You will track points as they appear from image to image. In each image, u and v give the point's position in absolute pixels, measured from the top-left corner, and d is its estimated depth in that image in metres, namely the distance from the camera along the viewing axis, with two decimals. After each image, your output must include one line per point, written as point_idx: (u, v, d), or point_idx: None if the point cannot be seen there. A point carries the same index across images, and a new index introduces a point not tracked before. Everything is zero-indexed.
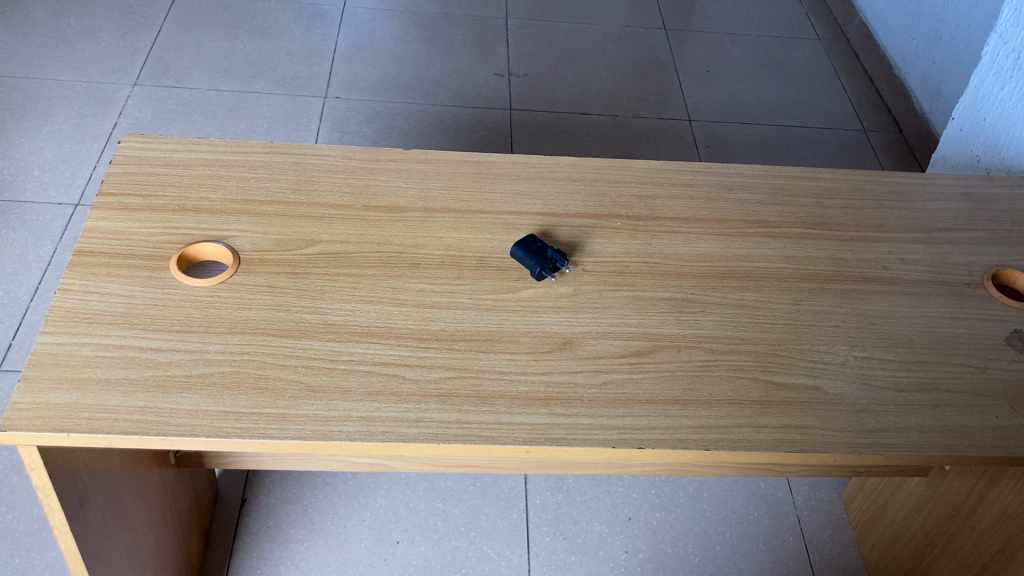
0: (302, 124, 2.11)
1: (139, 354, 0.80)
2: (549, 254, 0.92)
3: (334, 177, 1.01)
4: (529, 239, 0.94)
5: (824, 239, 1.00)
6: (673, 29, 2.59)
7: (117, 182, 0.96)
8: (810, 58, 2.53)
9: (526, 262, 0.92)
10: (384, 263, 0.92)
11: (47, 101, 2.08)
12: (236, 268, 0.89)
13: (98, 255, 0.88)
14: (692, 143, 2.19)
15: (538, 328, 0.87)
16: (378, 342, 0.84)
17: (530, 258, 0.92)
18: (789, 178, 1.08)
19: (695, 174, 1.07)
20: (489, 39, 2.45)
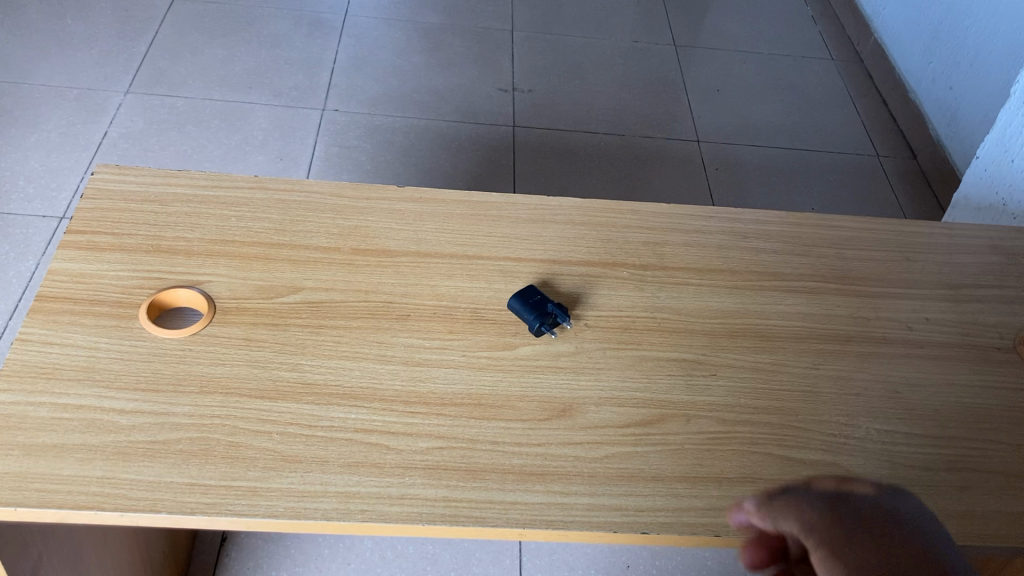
0: (298, 137, 2.04)
1: (100, 417, 0.74)
2: (549, 308, 0.86)
3: (321, 216, 0.94)
4: (528, 291, 0.87)
5: (843, 295, 0.93)
6: (683, 46, 2.52)
7: (87, 218, 0.90)
8: (823, 79, 2.47)
9: (524, 317, 0.85)
10: (371, 314, 0.85)
11: (36, 107, 2.02)
12: (211, 318, 0.82)
13: (62, 301, 0.82)
14: (700, 165, 2.12)
15: (535, 391, 0.80)
16: (361, 405, 0.77)
17: (529, 312, 0.85)
18: (807, 226, 1.01)
19: (708, 219, 1.00)
20: (494, 52, 2.39)
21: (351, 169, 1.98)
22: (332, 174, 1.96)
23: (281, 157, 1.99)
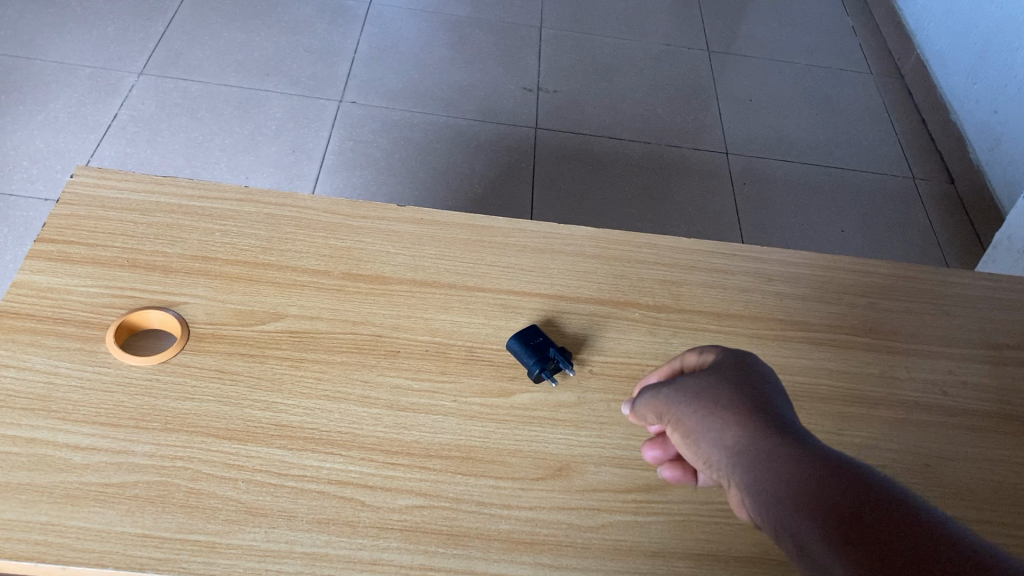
0: (313, 129, 1.97)
1: (51, 453, 0.67)
2: (551, 352, 0.78)
3: (313, 234, 0.88)
4: (530, 331, 0.80)
5: (873, 351, 0.86)
6: (717, 52, 2.44)
7: (61, 226, 0.83)
8: (860, 93, 2.38)
9: (523, 358, 0.78)
10: (357, 348, 0.78)
11: (46, 85, 1.96)
12: (184, 344, 0.76)
13: (24, 318, 0.75)
14: (728, 179, 2.04)
15: (530, 446, 0.74)
16: (338, 453, 0.71)
17: (529, 354, 0.78)
18: (838, 270, 0.94)
19: (730, 257, 0.93)
20: (521, 49, 2.31)
21: (365, 166, 1.91)
22: (345, 170, 1.89)
23: (293, 150, 1.92)
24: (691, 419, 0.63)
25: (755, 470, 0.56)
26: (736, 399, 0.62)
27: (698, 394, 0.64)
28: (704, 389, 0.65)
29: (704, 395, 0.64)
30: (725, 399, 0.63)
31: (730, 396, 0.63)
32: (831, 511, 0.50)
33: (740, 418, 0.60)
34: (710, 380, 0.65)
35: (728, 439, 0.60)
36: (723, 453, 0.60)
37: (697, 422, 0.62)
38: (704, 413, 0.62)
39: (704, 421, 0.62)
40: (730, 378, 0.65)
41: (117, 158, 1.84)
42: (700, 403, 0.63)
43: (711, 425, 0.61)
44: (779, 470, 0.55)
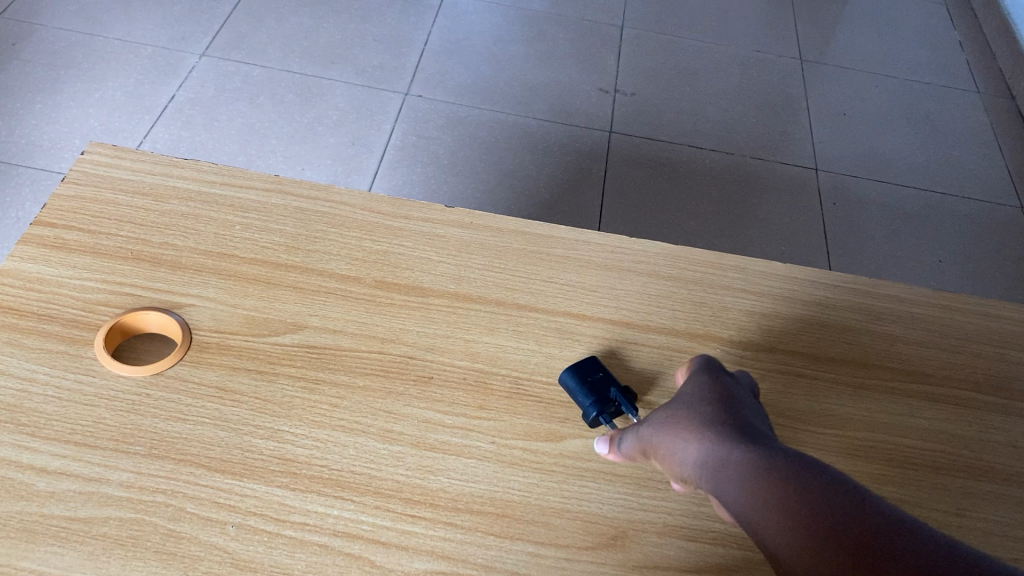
0: (375, 122, 1.87)
1: (13, 475, 0.57)
2: (610, 390, 0.65)
3: (346, 234, 0.76)
4: (589, 365, 0.67)
5: (1002, 414, 0.71)
6: (811, 61, 2.27)
7: (62, 208, 0.74)
8: (966, 113, 2.19)
9: (579, 398, 0.65)
10: (384, 371, 0.67)
11: (106, 62, 1.90)
12: (184, 353, 0.65)
13: (6, 312, 0.66)
14: (816, 197, 1.88)
15: (581, 505, 0.61)
16: (348, 498, 0.59)
17: (585, 392, 0.65)
18: (960, 312, 0.79)
19: (831, 288, 0.79)
20: (599, 48, 2.18)
21: (426, 163, 1.80)
22: (405, 167, 1.79)
23: (353, 142, 1.82)
24: (671, 426, 0.57)
25: (743, 477, 0.51)
26: (724, 409, 0.57)
27: (682, 405, 0.59)
28: (687, 399, 0.59)
29: (689, 405, 0.58)
30: (711, 408, 0.57)
31: (718, 405, 0.58)
32: (837, 528, 0.45)
33: (727, 425, 0.55)
34: (696, 392, 0.60)
35: (711, 445, 0.54)
36: (703, 461, 0.54)
37: (676, 429, 0.57)
38: (685, 423, 0.57)
39: (685, 430, 0.56)
40: (719, 390, 0.60)
41: (170, 141, 1.77)
42: (682, 413, 0.58)
43: (693, 433, 0.56)
44: (775, 477, 0.50)
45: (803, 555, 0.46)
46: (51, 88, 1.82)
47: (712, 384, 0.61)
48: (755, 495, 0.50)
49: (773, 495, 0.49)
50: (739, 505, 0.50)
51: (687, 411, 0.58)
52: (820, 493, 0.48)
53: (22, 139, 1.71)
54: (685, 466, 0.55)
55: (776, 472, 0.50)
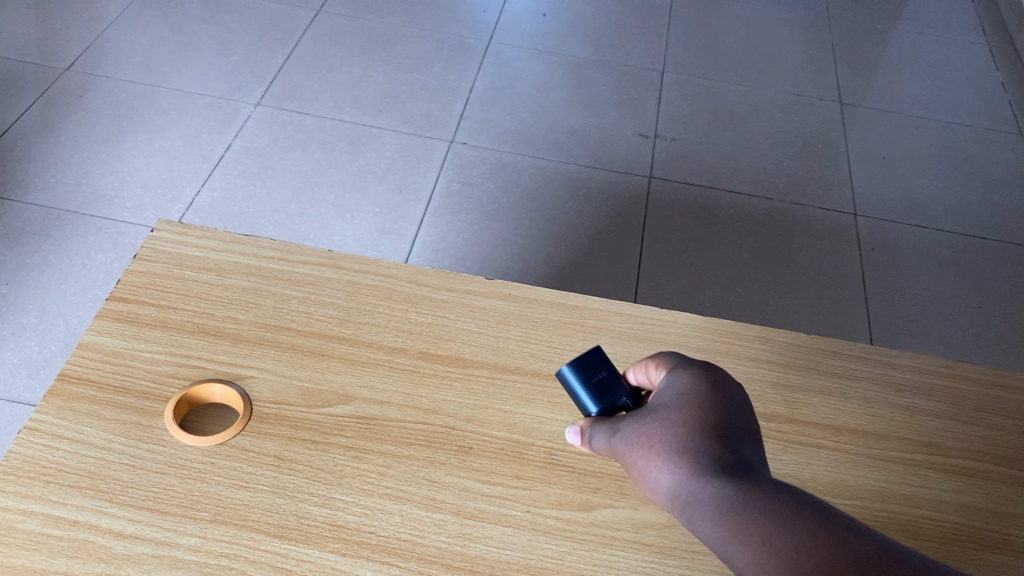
0: (421, 169, 1.94)
1: (92, 539, 0.63)
2: (618, 393, 0.60)
3: (393, 306, 0.82)
4: (594, 359, 0.61)
5: (1018, 487, 0.74)
6: (850, 104, 2.30)
7: (134, 284, 0.80)
8: (1008, 155, 2.19)
9: (583, 399, 0.60)
10: (427, 442, 0.72)
11: (166, 113, 2.00)
12: (245, 423, 0.71)
13: (84, 383, 0.72)
14: (855, 243, 1.90)
15: (609, 574, 0.65)
16: (394, 564, 0.64)
17: (590, 397, 0.60)
18: (979, 384, 0.82)
19: (853, 360, 0.82)
20: (639, 94, 2.23)
21: (470, 210, 1.86)
22: (450, 214, 1.85)
23: (400, 190, 1.89)
24: (639, 442, 0.54)
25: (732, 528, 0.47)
26: (698, 418, 0.53)
27: (652, 414, 0.55)
28: (658, 408, 0.55)
29: (661, 415, 0.54)
30: (685, 422, 0.53)
31: (691, 414, 0.54)
32: None
33: (701, 448, 0.52)
34: (669, 397, 0.56)
35: (689, 477, 0.50)
36: (679, 492, 0.51)
37: (646, 446, 0.53)
38: (656, 441, 0.53)
39: (657, 451, 0.52)
40: (693, 391, 0.55)
41: (226, 190, 1.84)
42: (651, 427, 0.54)
43: (664, 456, 0.52)
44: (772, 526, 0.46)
45: None
46: (115, 139, 1.91)
47: (687, 384, 0.56)
48: (744, 544, 0.47)
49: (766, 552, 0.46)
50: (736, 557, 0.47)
51: (658, 426, 0.54)
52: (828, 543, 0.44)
53: (88, 189, 1.80)
54: (658, 491, 0.52)
55: (775, 520, 0.46)
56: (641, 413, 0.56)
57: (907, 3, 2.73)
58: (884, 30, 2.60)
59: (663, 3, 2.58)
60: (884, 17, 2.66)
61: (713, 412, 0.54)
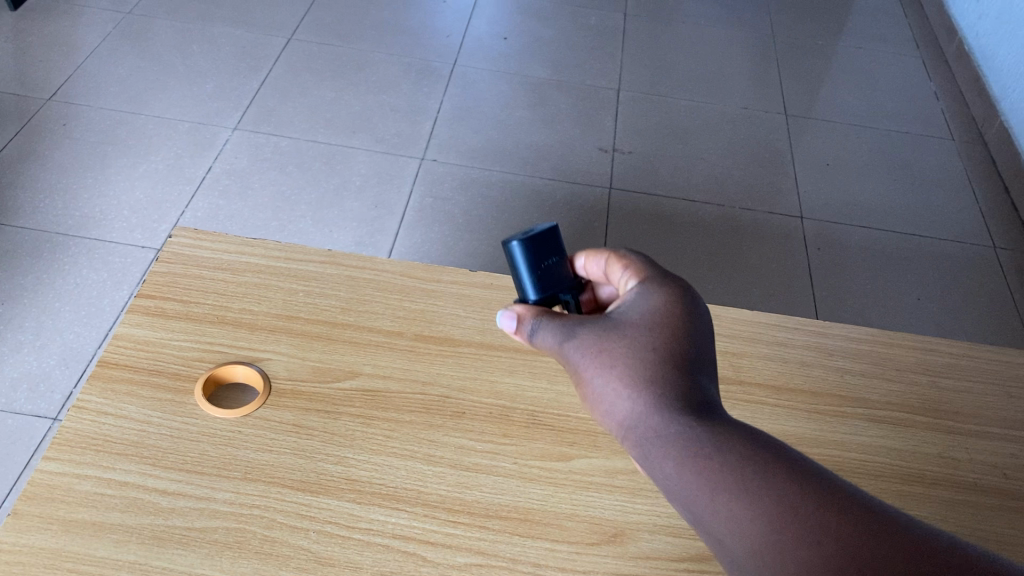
0: (395, 185, 2.03)
1: (141, 496, 0.72)
2: (558, 283, 0.71)
3: (389, 296, 0.93)
4: (541, 250, 0.70)
5: (933, 430, 0.87)
6: (795, 116, 2.45)
7: (158, 282, 0.90)
8: (941, 158, 2.35)
9: (526, 283, 0.70)
10: (425, 408, 0.83)
11: (148, 138, 2.03)
12: (266, 397, 0.81)
13: (122, 368, 0.82)
14: (804, 243, 2.04)
15: (587, 512, 0.76)
16: (403, 509, 0.74)
17: (533, 286, 0.70)
18: (899, 347, 0.95)
19: (791, 330, 0.95)
20: (597, 111, 2.35)
21: (443, 223, 1.96)
22: (423, 227, 1.94)
23: (376, 205, 1.97)
24: (602, 363, 0.61)
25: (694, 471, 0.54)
26: (660, 350, 0.61)
27: (618, 339, 0.62)
28: (623, 332, 0.63)
29: (625, 342, 0.62)
30: (657, 362, 0.60)
31: (654, 346, 0.61)
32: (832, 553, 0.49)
33: (672, 391, 0.58)
34: (635, 324, 0.63)
35: (657, 416, 0.57)
36: (645, 426, 0.58)
37: (610, 369, 0.61)
38: (630, 377, 0.60)
39: (631, 388, 0.59)
40: (657, 323, 0.63)
41: (210, 210, 1.88)
42: (616, 351, 0.61)
43: (635, 392, 0.59)
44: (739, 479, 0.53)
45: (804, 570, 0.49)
46: (99, 164, 1.94)
47: (664, 326, 0.62)
48: (705, 488, 0.54)
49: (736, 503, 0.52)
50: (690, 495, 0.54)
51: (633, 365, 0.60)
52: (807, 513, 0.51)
53: (76, 212, 1.81)
54: (623, 420, 0.59)
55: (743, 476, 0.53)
56: (607, 335, 0.63)
57: (844, 20, 2.91)
58: (824, 46, 2.77)
59: (617, 25, 2.72)
60: (823, 33, 2.83)
61: (674, 346, 0.61)
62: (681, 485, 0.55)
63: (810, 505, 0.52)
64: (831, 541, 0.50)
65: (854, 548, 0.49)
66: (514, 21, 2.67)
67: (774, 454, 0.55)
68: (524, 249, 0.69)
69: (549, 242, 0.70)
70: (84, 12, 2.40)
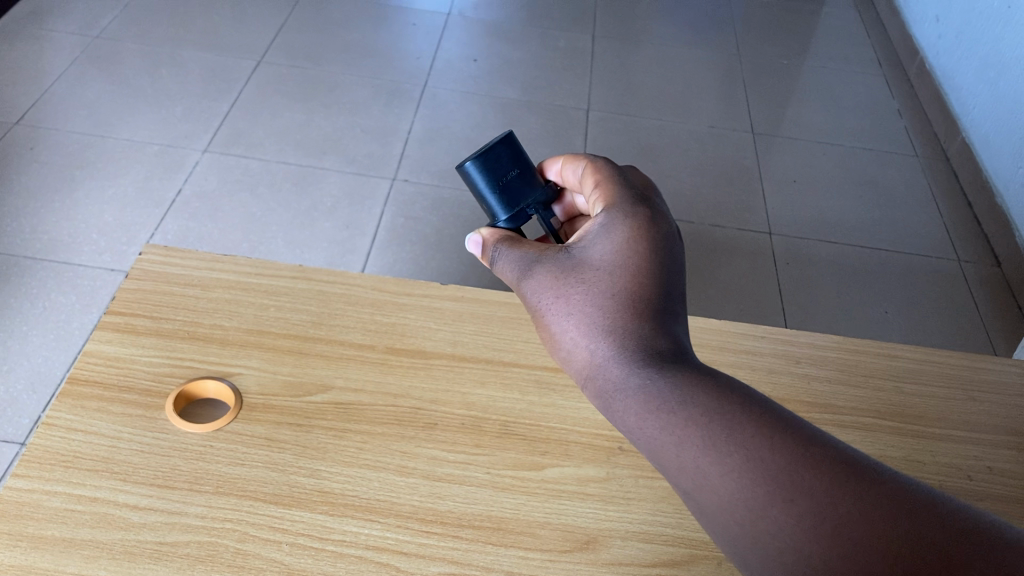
0: (366, 206, 2.02)
1: (111, 511, 0.72)
2: (523, 199, 0.75)
3: (360, 310, 0.93)
4: (496, 171, 0.73)
5: (898, 434, 0.88)
6: (762, 134, 2.48)
7: (128, 300, 0.90)
8: (904, 174, 2.39)
9: (493, 207, 0.75)
10: (397, 420, 0.83)
11: (117, 161, 2.02)
12: (237, 411, 0.81)
13: (92, 385, 0.82)
14: (772, 259, 2.06)
15: (560, 519, 0.77)
16: (375, 520, 0.74)
17: (500, 207, 0.75)
18: (864, 354, 0.97)
19: (758, 339, 0.96)
20: (567, 131, 2.37)
21: (416, 242, 1.96)
22: (395, 246, 1.94)
23: (348, 225, 1.97)
24: (560, 310, 0.63)
25: (654, 419, 0.55)
26: (614, 290, 0.62)
27: (574, 283, 0.63)
28: (581, 277, 0.64)
29: (581, 285, 0.63)
30: (618, 308, 0.61)
31: (608, 287, 0.62)
32: (798, 500, 0.49)
33: (633, 337, 0.59)
34: (593, 265, 0.64)
35: (618, 364, 0.59)
36: (606, 373, 0.59)
37: (567, 315, 0.63)
38: (594, 326, 0.61)
39: (593, 336, 0.60)
40: (614, 262, 0.63)
41: (180, 232, 1.88)
42: (577, 296, 0.63)
43: (597, 338, 0.60)
44: (700, 428, 0.53)
45: (772, 518, 0.49)
46: (68, 187, 1.92)
47: (625, 268, 0.63)
48: (667, 436, 0.55)
49: (701, 455, 0.53)
50: (648, 443, 0.56)
51: (595, 312, 0.61)
52: (775, 456, 0.51)
53: (44, 236, 1.80)
54: (586, 364, 0.61)
55: (706, 425, 0.53)
56: (565, 280, 0.64)
57: (809, 41, 2.96)
58: (789, 65, 2.81)
59: (586, 46, 2.75)
60: (788, 53, 2.88)
61: (629, 283, 0.62)
62: (639, 426, 0.56)
63: (783, 459, 0.50)
64: (802, 494, 0.49)
65: (813, 487, 0.49)
66: (483, 43, 2.69)
67: (743, 400, 0.55)
68: (479, 174, 0.73)
69: (504, 159, 0.74)
70: (51, 36, 2.39)
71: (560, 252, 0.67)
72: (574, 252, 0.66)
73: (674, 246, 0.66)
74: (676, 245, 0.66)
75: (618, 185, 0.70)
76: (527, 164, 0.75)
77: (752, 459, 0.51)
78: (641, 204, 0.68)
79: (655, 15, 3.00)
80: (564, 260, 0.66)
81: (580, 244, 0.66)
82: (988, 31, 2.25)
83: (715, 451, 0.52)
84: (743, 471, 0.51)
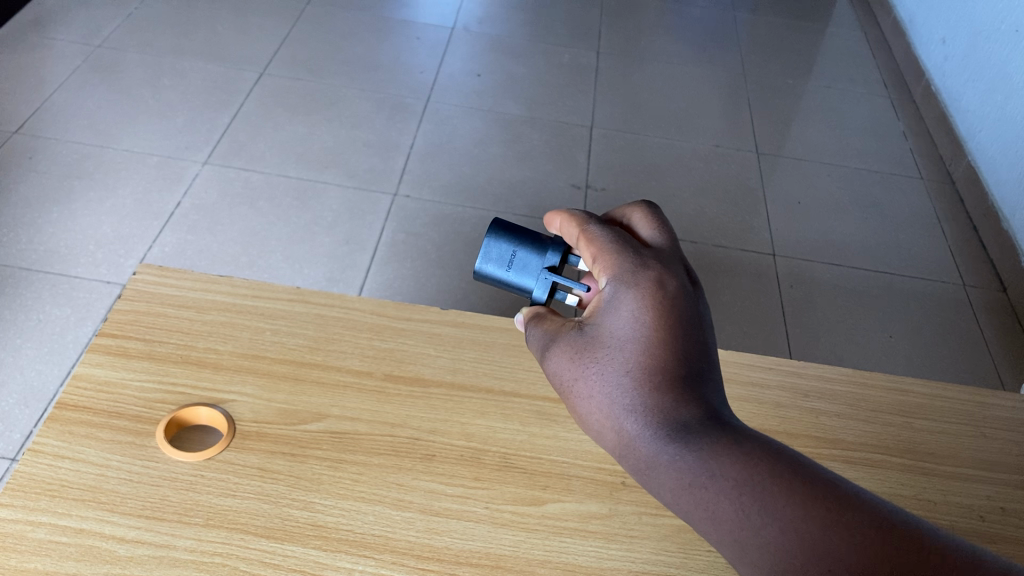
0: (366, 221, 2.00)
1: (97, 543, 0.70)
2: (536, 269, 0.73)
3: (358, 335, 0.91)
4: (498, 258, 0.74)
5: (909, 472, 0.86)
6: (766, 154, 2.46)
7: (121, 321, 0.88)
8: (909, 197, 2.37)
9: (525, 289, 0.74)
10: (395, 451, 0.81)
11: (116, 172, 2.00)
12: (230, 440, 0.79)
13: (80, 409, 0.79)
14: (774, 281, 2.03)
15: (561, 557, 0.75)
16: (370, 556, 0.72)
17: (524, 287, 0.74)
18: (873, 389, 0.94)
19: (765, 370, 0.94)
20: (570, 148, 2.35)
21: (415, 258, 1.93)
22: (394, 263, 1.91)
23: (347, 241, 1.94)
24: (580, 390, 0.60)
25: (690, 500, 0.52)
26: (630, 359, 0.58)
27: (589, 358, 0.60)
28: (597, 355, 0.59)
29: (596, 360, 0.59)
30: (636, 384, 0.57)
31: (622, 356, 0.58)
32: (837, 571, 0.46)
33: (655, 412, 0.55)
34: (607, 339, 0.60)
35: (647, 443, 0.55)
36: (636, 451, 0.56)
37: (587, 395, 0.59)
38: (616, 404, 0.57)
39: (618, 416, 0.57)
40: (625, 330, 0.59)
41: (178, 245, 1.85)
42: (594, 378, 0.59)
43: (620, 417, 0.57)
44: (735, 507, 0.51)
45: None
46: (67, 198, 1.90)
47: (638, 338, 0.58)
48: (707, 519, 0.52)
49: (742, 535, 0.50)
50: (690, 521, 0.53)
51: (617, 391, 0.57)
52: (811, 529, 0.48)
53: (41, 247, 1.78)
54: (615, 442, 0.57)
55: (741, 504, 0.50)
56: (581, 356, 0.60)
57: (815, 61, 2.95)
58: (795, 85, 2.80)
59: (591, 63, 2.74)
60: (794, 74, 2.86)
61: (641, 351, 0.58)
62: (679, 506, 0.53)
63: (816, 528, 0.48)
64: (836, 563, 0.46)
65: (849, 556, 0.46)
66: (487, 58, 2.68)
67: (773, 468, 0.52)
68: (488, 270, 0.75)
69: (502, 245, 0.74)
70: (52, 45, 2.37)
71: (573, 331, 0.62)
72: (586, 325, 0.62)
73: (690, 299, 0.62)
74: (691, 296, 0.62)
75: (620, 247, 0.65)
76: (532, 236, 0.75)
77: (785, 529, 0.49)
78: (645, 261, 0.63)
79: (661, 32, 2.99)
80: (575, 334, 0.62)
81: (591, 318, 0.62)
82: (995, 55, 2.23)
83: (750, 523, 0.50)
84: (781, 548, 0.48)
